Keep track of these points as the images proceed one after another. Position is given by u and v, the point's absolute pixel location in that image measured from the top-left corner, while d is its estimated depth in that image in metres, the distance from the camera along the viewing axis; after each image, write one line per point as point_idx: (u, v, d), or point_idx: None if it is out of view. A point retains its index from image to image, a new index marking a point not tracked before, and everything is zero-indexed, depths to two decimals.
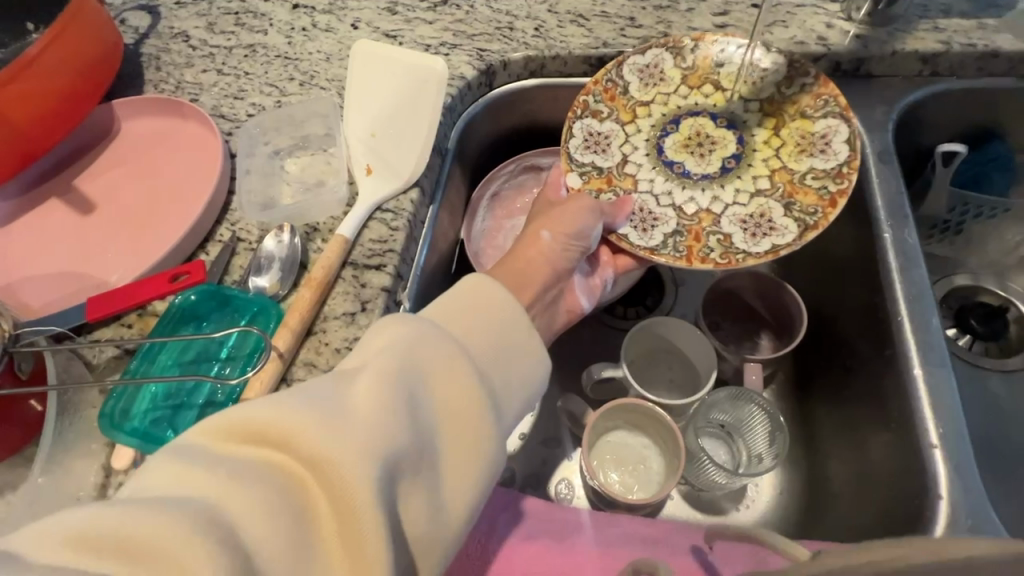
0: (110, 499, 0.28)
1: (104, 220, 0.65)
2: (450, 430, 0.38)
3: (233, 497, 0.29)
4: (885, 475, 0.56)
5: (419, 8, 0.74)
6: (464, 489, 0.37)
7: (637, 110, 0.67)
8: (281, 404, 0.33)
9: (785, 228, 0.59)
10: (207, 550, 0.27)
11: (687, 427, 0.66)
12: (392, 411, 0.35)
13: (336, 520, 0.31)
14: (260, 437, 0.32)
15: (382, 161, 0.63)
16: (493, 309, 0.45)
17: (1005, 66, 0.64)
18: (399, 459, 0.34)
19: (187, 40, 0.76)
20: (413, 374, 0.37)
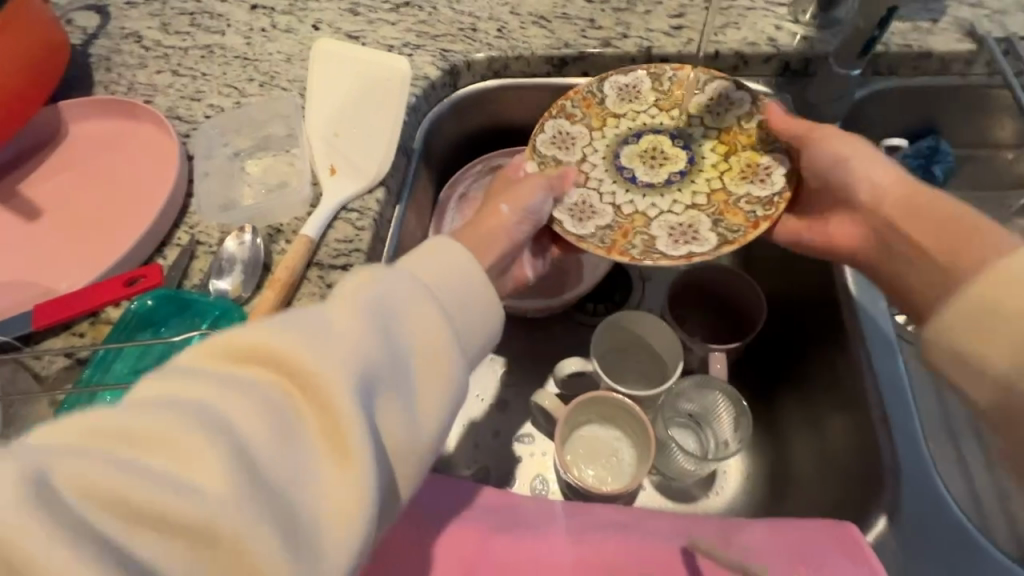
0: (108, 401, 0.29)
1: (52, 226, 0.62)
2: (427, 354, 0.38)
3: (221, 398, 0.30)
4: (842, 451, 0.59)
5: (381, 9, 0.74)
6: (439, 413, 0.38)
7: (608, 119, 0.68)
8: (264, 323, 0.33)
9: (706, 240, 0.60)
10: (198, 440, 0.28)
11: (656, 417, 0.68)
12: (368, 329, 0.35)
13: (321, 427, 0.31)
14: (241, 347, 0.33)
15: (346, 162, 0.62)
16: (459, 257, 0.44)
17: (939, 65, 0.68)
18: (377, 376, 0.34)
19: (139, 41, 0.74)
20: (387, 298, 0.37)
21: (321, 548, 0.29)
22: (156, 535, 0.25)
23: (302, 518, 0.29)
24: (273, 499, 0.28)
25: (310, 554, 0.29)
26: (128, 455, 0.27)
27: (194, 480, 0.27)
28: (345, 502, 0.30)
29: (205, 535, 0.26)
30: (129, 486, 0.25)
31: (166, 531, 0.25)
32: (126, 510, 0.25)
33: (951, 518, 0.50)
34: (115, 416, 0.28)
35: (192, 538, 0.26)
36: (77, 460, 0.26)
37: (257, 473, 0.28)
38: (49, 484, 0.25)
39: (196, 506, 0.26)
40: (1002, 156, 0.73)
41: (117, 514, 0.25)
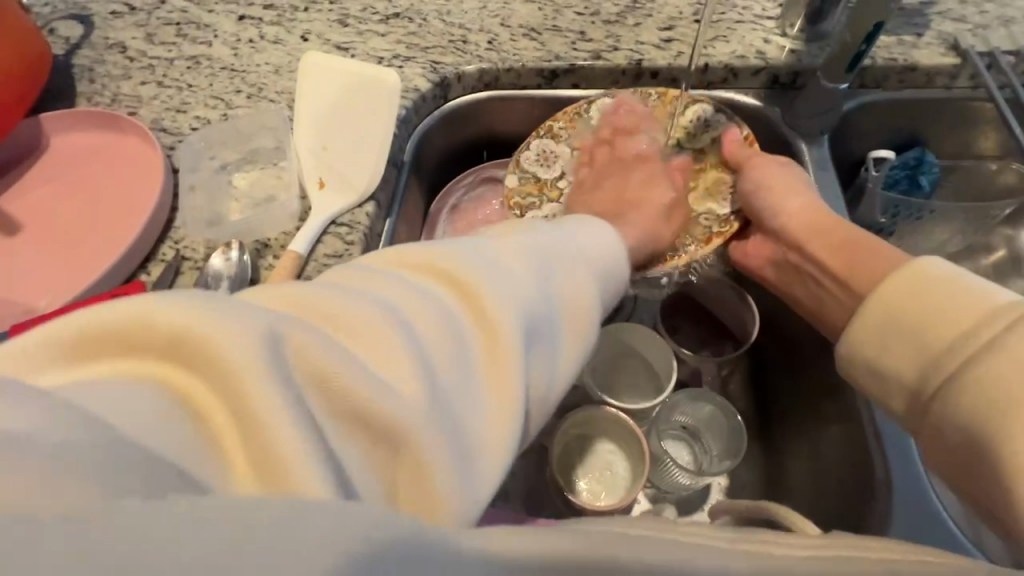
0: (320, 283, 0.34)
1: (32, 241, 0.60)
2: (569, 315, 0.42)
3: (415, 307, 0.34)
4: (837, 465, 0.59)
5: (371, 21, 0.74)
6: (570, 360, 0.42)
7: (590, 138, 0.69)
8: (453, 251, 0.39)
9: (662, 256, 0.62)
10: (391, 332, 0.32)
11: (649, 430, 0.67)
12: (531, 274, 0.40)
13: (489, 347, 0.36)
14: (434, 269, 0.38)
15: (335, 174, 0.61)
16: (611, 238, 0.50)
17: (923, 78, 0.69)
18: (536, 315, 0.39)
19: (123, 51, 0.73)
20: (545, 256, 0.43)
21: (473, 465, 0.32)
22: (350, 408, 0.29)
23: (462, 431, 0.32)
24: (440, 410, 0.31)
25: (462, 465, 0.31)
26: (340, 337, 0.31)
27: (389, 371, 0.30)
28: (496, 426, 0.34)
29: (385, 425, 0.29)
30: (335, 364, 0.29)
31: (346, 410, 0.29)
32: (327, 385, 0.28)
33: (949, 534, 0.49)
34: (321, 300, 0.32)
35: (376, 421, 0.29)
36: (297, 324, 0.29)
37: (433, 380, 0.32)
38: (273, 337, 0.28)
39: (386, 393, 0.29)
40: (986, 166, 0.74)
41: (319, 382, 0.28)
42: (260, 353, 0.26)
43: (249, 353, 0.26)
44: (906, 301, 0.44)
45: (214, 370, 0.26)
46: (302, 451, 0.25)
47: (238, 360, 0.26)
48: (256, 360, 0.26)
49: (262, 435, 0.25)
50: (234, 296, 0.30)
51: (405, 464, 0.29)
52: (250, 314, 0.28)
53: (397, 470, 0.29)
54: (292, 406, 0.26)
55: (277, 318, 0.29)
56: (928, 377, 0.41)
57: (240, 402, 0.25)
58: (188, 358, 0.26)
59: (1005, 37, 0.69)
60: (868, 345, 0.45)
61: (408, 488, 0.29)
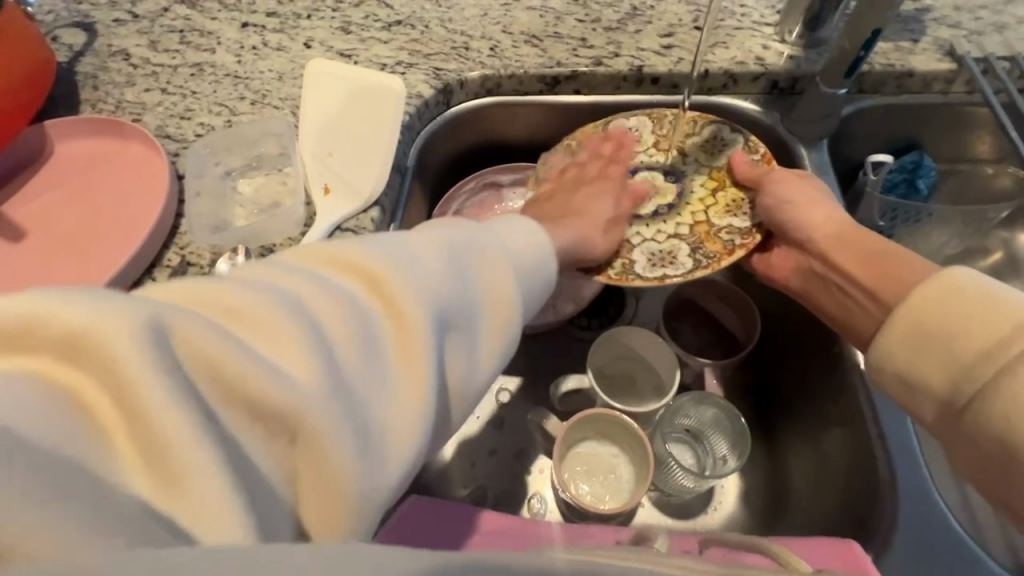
0: (227, 277, 0.33)
1: (37, 248, 0.60)
2: (490, 305, 0.43)
3: (321, 304, 0.34)
4: (841, 467, 0.59)
5: (373, 28, 0.74)
6: (490, 353, 0.43)
7: (609, 157, 0.69)
8: (369, 246, 0.39)
9: (682, 265, 0.60)
10: (295, 330, 0.32)
11: (654, 432, 0.68)
12: (450, 269, 0.41)
13: (400, 344, 0.36)
14: (348, 265, 0.38)
15: (341, 180, 0.62)
16: (537, 231, 0.49)
17: (920, 84, 0.70)
18: (451, 311, 0.40)
19: (127, 59, 0.73)
20: (462, 250, 0.43)
21: (380, 455, 0.34)
22: (253, 405, 0.29)
23: (370, 425, 0.33)
24: (349, 404, 0.32)
25: (368, 458, 0.33)
26: (243, 332, 0.31)
27: (294, 368, 0.31)
28: (406, 420, 0.35)
29: (289, 420, 0.30)
30: (236, 360, 0.29)
31: (250, 407, 0.29)
32: (231, 382, 0.28)
33: (951, 535, 0.50)
34: (228, 295, 0.32)
35: (280, 417, 0.30)
36: (184, 315, 0.29)
37: (340, 375, 0.32)
38: (162, 332, 0.27)
39: (289, 389, 0.30)
40: (983, 170, 0.75)
41: (217, 379, 0.28)
42: (147, 350, 0.26)
43: (133, 350, 0.26)
44: (936, 314, 0.44)
45: (105, 370, 0.26)
46: (197, 447, 0.26)
47: (131, 359, 0.26)
48: (145, 360, 0.26)
49: (161, 431, 0.25)
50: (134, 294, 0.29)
51: (309, 458, 0.31)
52: (142, 309, 0.27)
53: (300, 461, 0.31)
54: (183, 404, 0.26)
55: (174, 312, 0.28)
56: (966, 392, 0.41)
57: (132, 404, 0.25)
58: (85, 359, 0.26)
59: (1000, 43, 0.70)
60: (902, 358, 0.46)
61: (309, 478, 0.31)
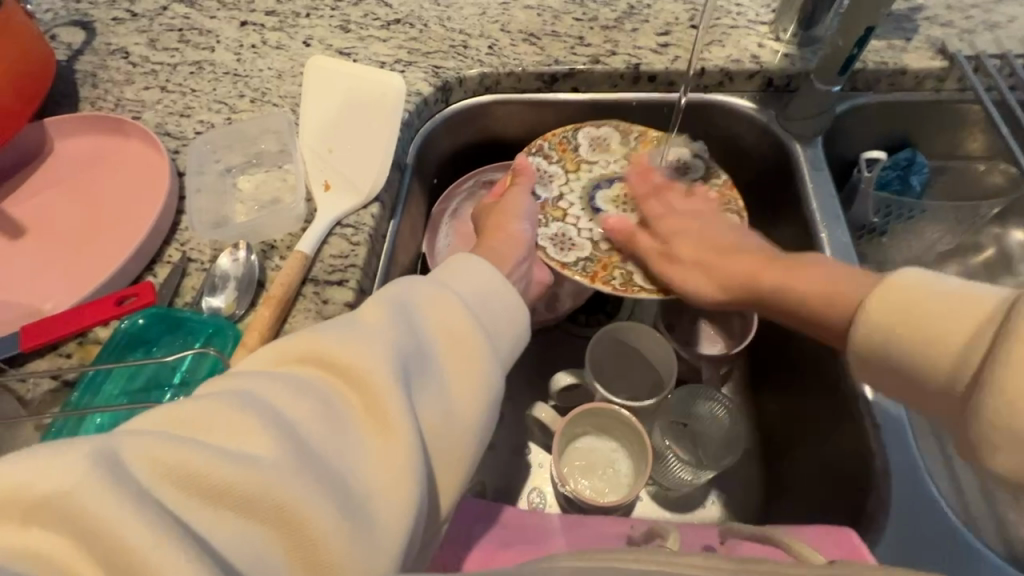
0: (192, 393, 0.35)
1: (36, 245, 0.61)
2: (446, 348, 0.44)
3: (278, 393, 0.36)
4: (835, 460, 0.60)
5: (372, 27, 0.75)
6: (468, 391, 0.43)
7: (582, 164, 0.69)
8: (320, 331, 0.41)
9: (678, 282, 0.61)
10: (253, 420, 0.33)
11: (652, 428, 0.69)
12: (397, 326, 0.42)
13: (365, 407, 0.38)
14: (303, 355, 0.40)
15: (340, 176, 0.62)
16: (484, 268, 0.50)
17: (912, 81, 0.71)
18: (411, 363, 0.41)
19: (126, 57, 0.73)
20: (412, 307, 0.45)
21: (370, 517, 0.34)
22: (224, 504, 0.31)
23: (352, 490, 0.34)
24: (324, 473, 0.34)
25: (358, 522, 0.34)
26: (204, 436, 0.33)
27: (256, 456, 0.32)
28: (389, 476, 0.36)
29: (266, 504, 0.31)
30: (199, 461, 0.31)
31: (221, 506, 0.30)
32: (197, 486, 0.30)
33: (946, 521, 0.51)
34: (188, 409, 0.34)
35: (256, 505, 0.31)
36: (143, 437, 0.31)
37: (309, 452, 0.34)
38: (116, 459, 0.29)
39: (257, 474, 0.31)
40: (975, 167, 0.76)
41: (187, 484, 0.30)
42: (111, 479, 0.28)
43: (98, 479, 0.28)
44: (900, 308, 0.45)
45: (66, 513, 0.27)
46: (169, 552, 0.27)
47: (87, 494, 0.27)
48: (108, 488, 0.27)
49: (129, 542, 0.26)
50: (110, 430, 0.31)
51: (297, 536, 0.32)
52: (96, 446, 0.29)
53: (290, 543, 0.32)
54: (145, 516, 0.27)
55: (129, 438, 0.30)
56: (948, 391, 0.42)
57: (97, 533, 0.26)
58: (49, 515, 0.27)
59: (991, 42, 0.71)
60: (878, 344, 0.46)
61: (303, 559, 0.32)
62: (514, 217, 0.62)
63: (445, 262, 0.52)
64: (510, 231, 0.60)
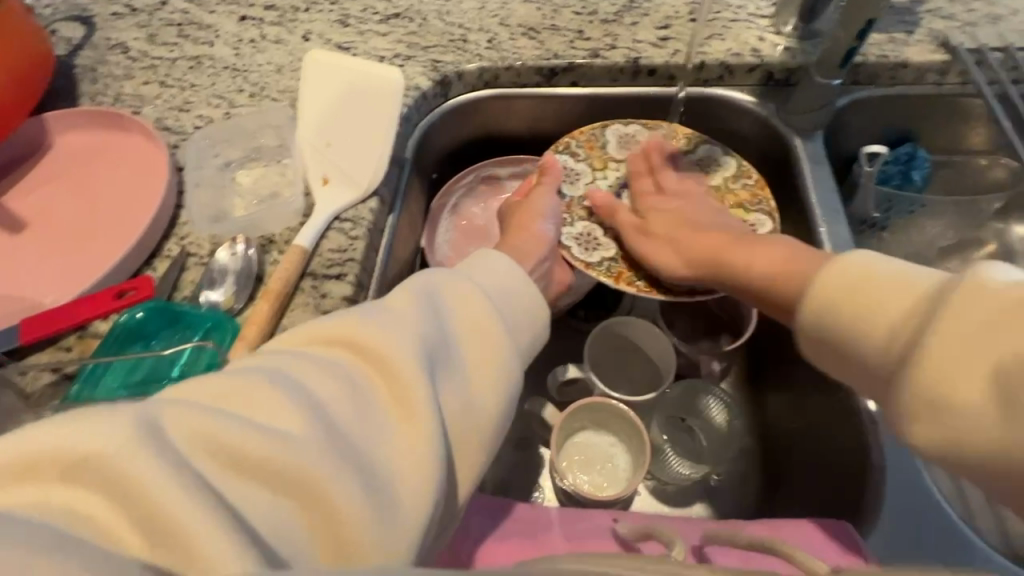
0: (226, 371, 0.36)
1: (36, 239, 0.61)
2: (470, 338, 0.44)
3: (310, 373, 0.37)
4: (834, 455, 0.60)
5: (371, 21, 0.75)
6: (489, 381, 0.43)
7: (609, 163, 0.69)
8: (349, 316, 0.41)
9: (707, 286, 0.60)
10: (284, 399, 0.34)
11: (650, 423, 0.69)
12: (423, 313, 0.43)
13: (391, 392, 0.38)
14: (334, 339, 0.40)
15: (339, 171, 0.62)
16: (506, 261, 0.51)
17: (913, 75, 0.70)
18: (435, 350, 0.41)
19: (126, 52, 0.73)
20: (439, 296, 0.45)
21: (393, 501, 0.34)
22: (256, 478, 0.31)
23: (377, 472, 0.35)
24: (351, 455, 0.34)
25: (380, 505, 0.34)
26: (241, 412, 0.33)
27: (288, 433, 0.33)
28: (412, 459, 0.36)
29: (296, 480, 0.32)
30: (234, 435, 0.31)
31: (252, 479, 0.31)
32: (232, 460, 0.30)
33: (943, 515, 0.52)
34: (226, 385, 0.34)
35: (287, 482, 0.32)
36: (180, 409, 0.31)
37: (338, 433, 0.34)
38: (157, 429, 0.30)
39: (289, 450, 0.32)
40: (976, 161, 0.76)
41: (223, 456, 0.30)
42: (152, 446, 0.28)
43: (139, 444, 0.28)
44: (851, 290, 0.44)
45: (108, 477, 0.27)
46: (203, 522, 0.27)
47: (129, 459, 0.27)
48: (148, 454, 0.28)
49: (167, 510, 0.27)
50: (150, 400, 0.32)
51: (323, 515, 0.32)
52: (138, 415, 0.30)
53: (316, 521, 0.32)
54: (184, 484, 0.28)
55: (171, 409, 0.31)
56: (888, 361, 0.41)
57: (137, 499, 0.27)
58: (85, 477, 0.27)
59: (993, 35, 0.70)
60: (827, 326, 0.45)
61: (329, 539, 0.32)
62: (539, 216, 0.62)
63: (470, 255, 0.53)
64: (532, 232, 0.60)
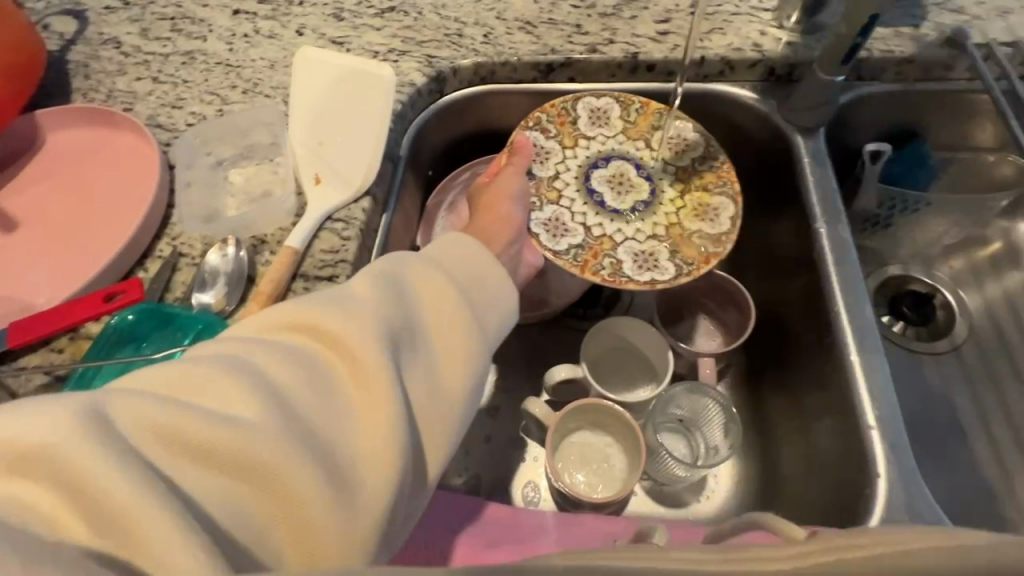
0: (185, 358, 0.36)
1: (28, 239, 0.60)
2: (438, 324, 0.44)
3: (270, 361, 0.36)
4: (831, 457, 0.59)
5: (366, 15, 0.73)
6: (457, 367, 0.43)
7: (580, 140, 0.68)
8: (313, 302, 0.41)
9: (667, 269, 0.61)
10: (240, 387, 0.34)
11: (646, 424, 0.68)
12: (388, 299, 0.42)
13: (353, 378, 0.38)
14: (291, 324, 0.40)
15: (331, 170, 0.61)
16: (475, 244, 0.50)
17: (920, 71, 0.68)
18: (400, 336, 0.41)
19: (118, 47, 0.73)
20: (403, 282, 0.45)
21: (355, 487, 0.35)
22: (213, 466, 0.31)
23: (338, 460, 0.35)
24: (311, 442, 0.34)
25: (341, 491, 0.34)
26: (196, 401, 0.33)
27: (246, 420, 0.33)
28: (373, 446, 0.36)
29: (253, 470, 0.32)
30: (189, 423, 0.31)
31: (210, 468, 0.31)
32: (186, 447, 0.31)
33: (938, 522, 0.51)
34: (179, 373, 0.34)
35: (245, 472, 0.32)
36: (131, 396, 0.31)
37: (296, 420, 0.34)
38: (107, 419, 0.30)
39: (243, 438, 0.32)
40: (984, 158, 0.74)
41: (176, 445, 0.31)
42: (101, 436, 0.29)
43: (89, 432, 0.28)
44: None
45: (59, 468, 0.27)
46: (154, 510, 0.27)
47: (78, 450, 0.28)
48: (96, 442, 0.28)
49: (118, 498, 0.27)
50: (106, 389, 0.32)
51: (282, 502, 0.32)
52: (86, 405, 0.30)
53: (277, 509, 0.32)
54: (135, 473, 0.28)
55: (123, 398, 0.31)
56: None
57: (88, 489, 0.27)
58: (38, 469, 0.28)
59: (1003, 29, 0.69)
60: None
61: (290, 524, 0.32)
62: (508, 199, 0.61)
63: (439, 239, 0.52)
64: (502, 214, 0.60)
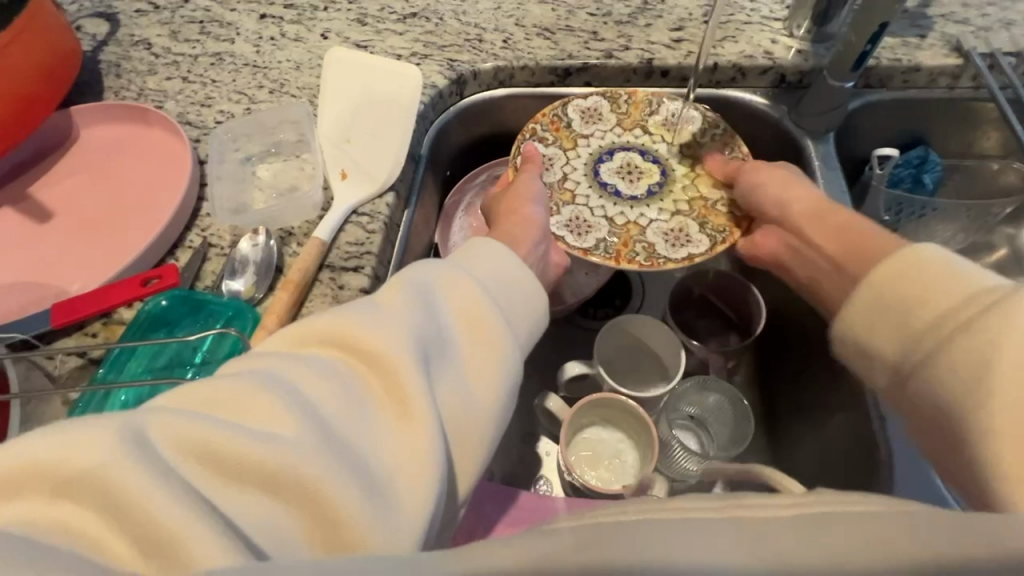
0: (217, 376, 0.37)
1: (62, 229, 0.62)
2: (464, 333, 0.45)
3: (301, 374, 0.38)
4: (841, 450, 0.61)
5: (389, 20, 0.76)
6: (485, 375, 0.44)
7: (578, 140, 0.70)
8: (340, 316, 0.42)
9: (700, 240, 0.63)
10: (271, 401, 0.35)
11: (659, 418, 0.69)
12: (414, 308, 0.44)
13: (384, 388, 0.39)
14: (320, 339, 0.41)
15: (357, 167, 0.63)
16: (502, 252, 0.52)
17: (926, 79, 0.71)
18: (429, 346, 0.42)
19: (149, 48, 0.75)
20: (431, 290, 0.46)
21: (390, 496, 0.36)
22: (252, 483, 0.32)
23: (374, 469, 0.36)
24: (345, 451, 0.35)
25: (377, 500, 0.35)
26: (230, 416, 0.34)
27: (280, 435, 0.34)
28: (405, 455, 0.37)
29: (289, 481, 0.33)
30: (223, 437, 0.32)
31: (248, 483, 0.32)
32: (223, 464, 0.32)
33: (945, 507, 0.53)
34: (213, 392, 0.36)
35: (281, 485, 0.33)
36: (168, 415, 0.33)
37: (330, 431, 0.35)
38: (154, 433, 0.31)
39: (277, 450, 0.33)
40: (989, 166, 0.75)
41: (212, 461, 0.32)
42: (134, 451, 0.30)
43: (122, 446, 0.29)
44: (896, 289, 0.45)
45: (102, 487, 0.28)
46: (198, 527, 0.28)
47: (126, 462, 0.29)
48: (127, 462, 0.29)
49: (163, 509, 0.28)
50: (146, 407, 0.33)
51: (318, 514, 0.33)
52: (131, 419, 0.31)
53: (315, 521, 0.33)
54: (168, 488, 0.29)
55: (157, 417, 0.32)
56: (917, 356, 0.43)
57: (130, 507, 0.28)
58: (82, 489, 0.28)
59: (1006, 40, 0.71)
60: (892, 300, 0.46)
61: (327, 535, 0.33)
62: (529, 201, 0.62)
63: (464, 248, 0.54)
64: (524, 215, 0.60)
